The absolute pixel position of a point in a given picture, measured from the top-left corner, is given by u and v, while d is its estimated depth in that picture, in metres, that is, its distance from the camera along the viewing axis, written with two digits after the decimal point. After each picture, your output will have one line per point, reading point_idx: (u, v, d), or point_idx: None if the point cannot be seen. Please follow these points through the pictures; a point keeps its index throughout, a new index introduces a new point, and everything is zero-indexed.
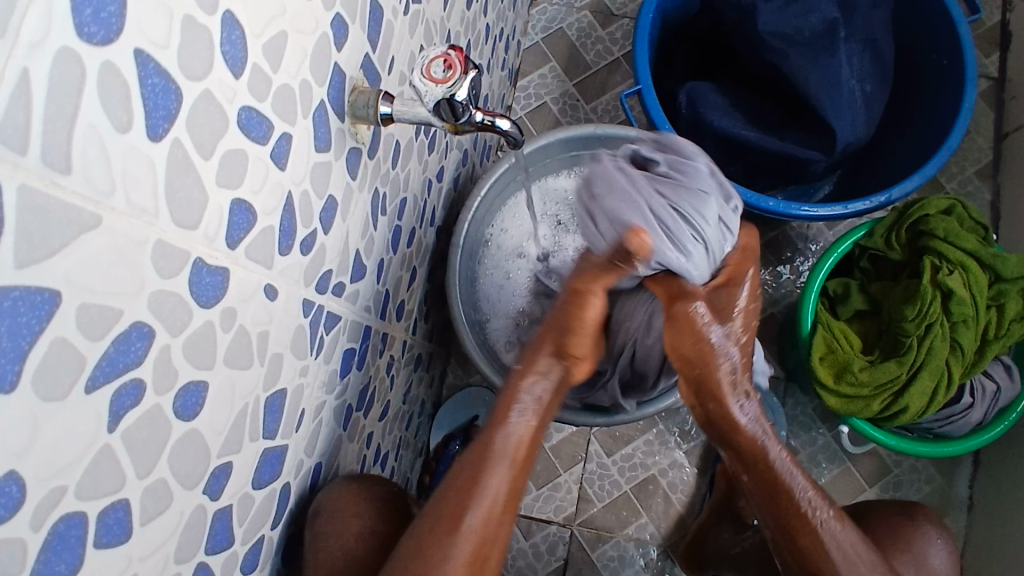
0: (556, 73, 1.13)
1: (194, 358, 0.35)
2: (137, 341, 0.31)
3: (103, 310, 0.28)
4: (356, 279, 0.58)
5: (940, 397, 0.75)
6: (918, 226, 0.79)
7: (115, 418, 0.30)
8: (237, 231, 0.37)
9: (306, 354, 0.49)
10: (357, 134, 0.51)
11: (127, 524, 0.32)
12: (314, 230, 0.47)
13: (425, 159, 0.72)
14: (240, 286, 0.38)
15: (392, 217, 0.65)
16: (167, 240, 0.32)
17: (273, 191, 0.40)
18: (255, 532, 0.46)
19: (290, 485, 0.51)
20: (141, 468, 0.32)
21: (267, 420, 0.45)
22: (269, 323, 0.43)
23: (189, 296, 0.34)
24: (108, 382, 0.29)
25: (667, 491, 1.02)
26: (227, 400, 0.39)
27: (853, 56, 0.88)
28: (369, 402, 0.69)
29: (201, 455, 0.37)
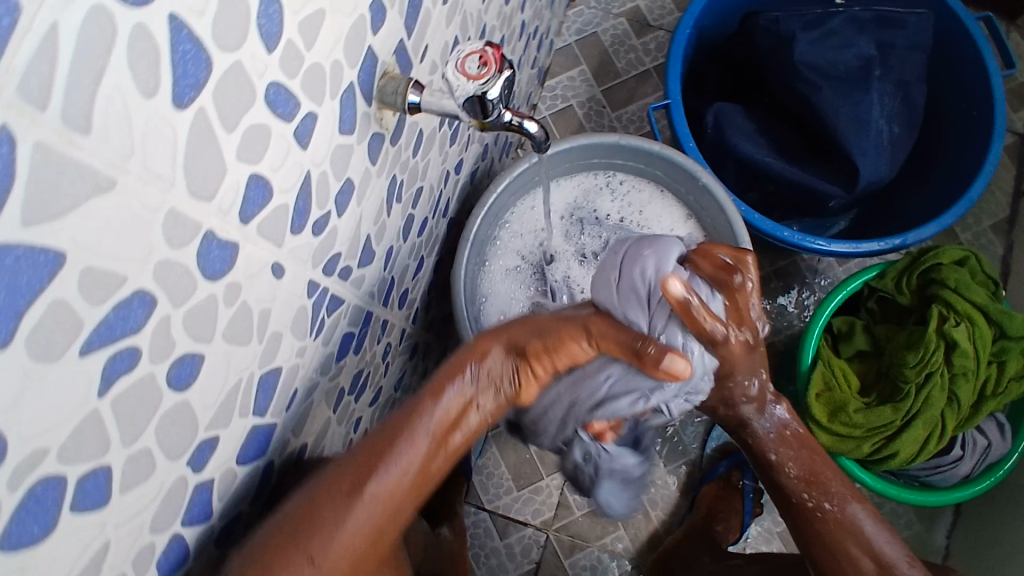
0: (585, 77, 1.12)
1: (193, 331, 0.35)
2: (137, 309, 0.30)
3: (107, 274, 0.28)
4: (364, 264, 0.57)
5: (931, 447, 0.75)
6: (930, 273, 0.79)
7: (107, 384, 0.29)
8: (252, 206, 0.36)
9: (305, 335, 0.49)
10: (382, 120, 0.50)
11: (106, 490, 0.32)
12: (328, 212, 0.46)
13: (445, 150, 0.71)
14: (248, 261, 0.38)
15: (406, 206, 0.64)
16: (181, 210, 0.31)
17: (292, 170, 0.39)
18: (233, 508, 0.46)
19: (274, 464, 0.51)
20: (127, 436, 0.32)
21: (258, 398, 0.44)
22: (272, 301, 0.42)
23: (196, 268, 0.33)
24: (105, 346, 0.29)
25: (646, 507, 1.02)
26: (221, 375, 0.39)
27: (886, 96, 0.87)
28: (362, 387, 0.69)
29: (188, 427, 0.37)
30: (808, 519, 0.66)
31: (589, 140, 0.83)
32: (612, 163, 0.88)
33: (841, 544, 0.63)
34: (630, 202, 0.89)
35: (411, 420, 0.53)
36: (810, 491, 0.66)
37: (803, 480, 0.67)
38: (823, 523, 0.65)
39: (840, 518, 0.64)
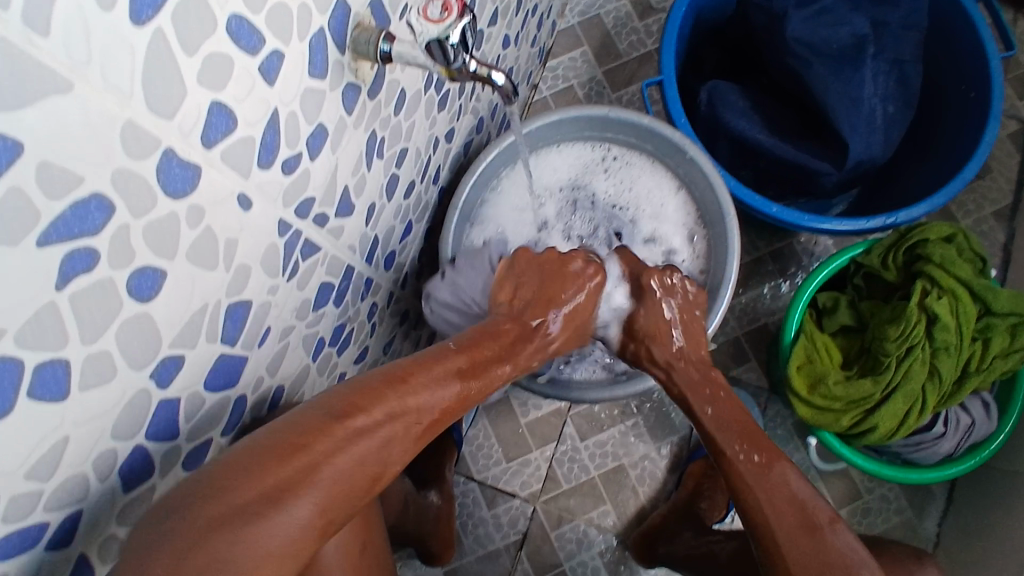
0: (586, 58, 1.13)
1: (154, 244, 0.37)
2: (95, 212, 0.32)
3: (64, 172, 0.30)
4: (342, 215, 0.59)
5: (911, 422, 0.74)
6: (916, 249, 0.78)
7: (65, 279, 0.32)
8: (214, 133, 0.39)
9: (277, 274, 0.51)
10: (358, 71, 0.52)
11: (65, 384, 0.34)
12: (299, 153, 0.48)
13: (432, 115, 0.73)
14: (211, 187, 0.40)
15: (389, 164, 0.66)
16: (139, 123, 0.33)
17: (257, 103, 0.42)
18: (202, 433, 0.48)
19: (246, 398, 0.53)
20: (87, 335, 0.34)
21: (227, 326, 0.47)
22: (239, 232, 0.44)
23: (155, 182, 0.36)
24: (62, 243, 0.31)
25: (633, 483, 1.03)
26: (186, 295, 0.41)
27: (880, 75, 0.87)
28: (345, 342, 0.71)
29: (151, 340, 0.39)
30: (737, 470, 0.63)
31: (580, 112, 0.86)
32: (603, 138, 0.90)
33: (768, 491, 0.60)
34: (622, 177, 0.91)
35: (374, 393, 0.52)
36: (742, 444, 0.64)
37: (738, 434, 0.65)
38: (746, 472, 0.62)
39: (763, 469, 0.62)
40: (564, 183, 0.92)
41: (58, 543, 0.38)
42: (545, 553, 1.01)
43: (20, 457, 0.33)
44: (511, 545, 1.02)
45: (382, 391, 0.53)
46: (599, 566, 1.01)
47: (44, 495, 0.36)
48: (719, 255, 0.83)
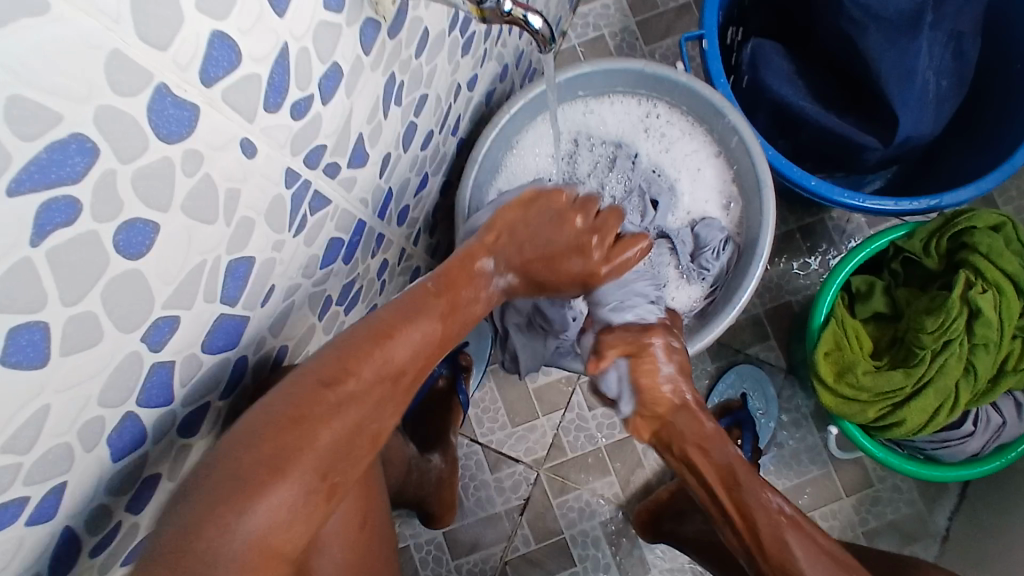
0: (621, 6, 1.06)
1: (146, 194, 0.33)
2: (76, 155, 0.28)
3: (38, 108, 0.26)
4: (354, 167, 0.54)
5: (942, 419, 0.71)
6: (962, 237, 0.73)
7: (41, 233, 0.28)
8: (216, 69, 0.34)
9: (282, 229, 0.47)
10: (378, 6, 0.47)
11: (44, 349, 0.30)
12: (311, 95, 0.43)
13: (456, 60, 0.68)
14: (212, 130, 0.36)
15: (407, 112, 0.61)
16: (127, 52, 0.28)
17: (265, 37, 0.37)
18: (198, 397, 0.45)
19: (247, 360, 0.50)
20: (68, 295, 0.31)
21: (228, 285, 0.43)
22: (242, 182, 0.40)
23: (147, 124, 0.31)
24: (36, 191, 0.27)
25: (640, 456, 1.01)
26: (182, 252, 0.37)
27: (941, 44, 0.80)
28: (353, 300, 0.67)
29: (142, 300, 0.35)
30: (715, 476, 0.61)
31: (617, 65, 0.79)
32: (643, 92, 0.84)
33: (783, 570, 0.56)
34: (661, 137, 0.85)
35: (360, 349, 0.49)
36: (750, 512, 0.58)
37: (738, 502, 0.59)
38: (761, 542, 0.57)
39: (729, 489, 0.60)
40: (601, 138, 0.86)
41: (42, 516, 0.35)
42: (546, 520, 1.00)
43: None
44: (512, 510, 1.01)
45: (352, 353, 0.48)
46: (600, 537, 0.99)
47: (24, 468, 0.32)
48: (752, 226, 0.78)
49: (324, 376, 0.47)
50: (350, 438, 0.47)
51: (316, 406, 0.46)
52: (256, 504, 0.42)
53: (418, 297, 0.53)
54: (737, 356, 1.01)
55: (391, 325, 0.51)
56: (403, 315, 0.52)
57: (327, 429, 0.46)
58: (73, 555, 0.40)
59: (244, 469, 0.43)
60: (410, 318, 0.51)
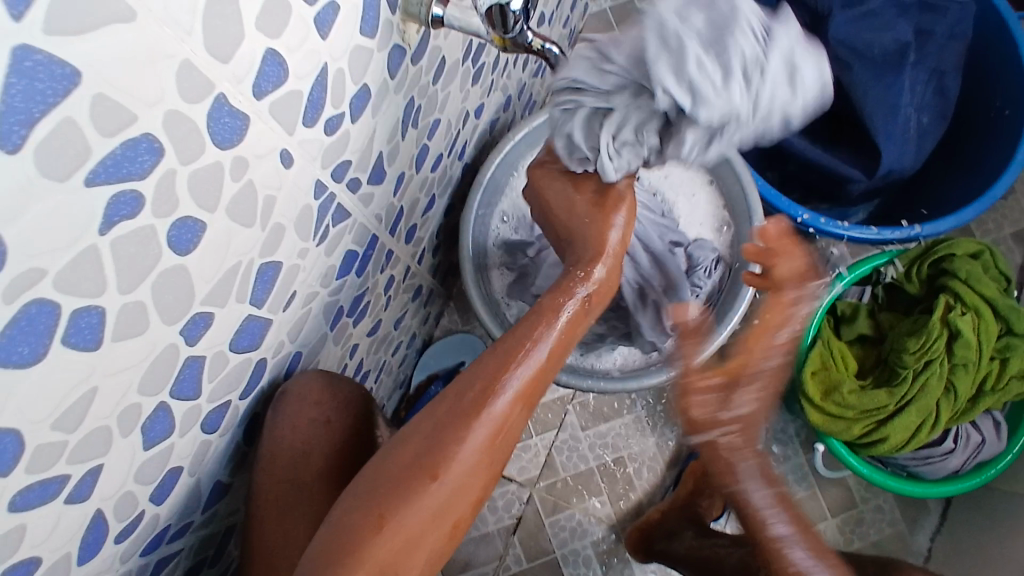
0: None
1: (197, 194, 0.35)
2: (144, 154, 0.31)
3: (118, 107, 0.28)
4: (373, 183, 0.57)
5: (922, 436, 0.74)
6: (942, 264, 0.78)
7: (108, 223, 0.30)
8: (266, 82, 0.37)
9: (308, 237, 0.49)
10: (405, 33, 0.50)
11: (98, 333, 0.32)
12: (342, 112, 0.46)
13: (466, 87, 0.71)
14: (257, 139, 0.38)
15: (422, 134, 0.64)
16: (195, 63, 0.31)
17: (309, 56, 0.40)
18: (222, 395, 0.47)
19: (267, 363, 0.52)
20: (124, 284, 0.33)
21: (257, 288, 0.45)
22: (278, 189, 0.43)
23: (205, 129, 0.34)
24: (109, 183, 0.29)
25: (631, 476, 1.03)
26: (222, 251, 0.39)
27: (917, 86, 0.85)
28: (362, 312, 0.69)
29: (184, 294, 0.38)
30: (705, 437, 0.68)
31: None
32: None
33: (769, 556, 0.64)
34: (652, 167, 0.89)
35: (447, 412, 0.52)
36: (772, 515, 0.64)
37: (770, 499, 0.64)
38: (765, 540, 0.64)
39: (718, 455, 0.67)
40: None
41: (78, 497, 0.37)
42: (537, 539, 1.01)
43: (49, 407, 0.31)
44: (504, 528, 1.01)
45: (438, 416, 0.52)
46: (591, 556, 1.01)
47: (68, 448, 0.34)
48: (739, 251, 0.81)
49: (415, 445, 0.51)
50: (459, 487, 0.51)
51: (399, 482, 0.49)
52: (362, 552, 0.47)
53: (483, 369, 0.54)
54: None
55: (481, 395, 0.53)
56: (479, 384, 0.53)
57: (426, 488, 0.49)
58: (100, 542, 0.41)
59: (345, 537, 0.48)
60: (488, 387, 0.53)
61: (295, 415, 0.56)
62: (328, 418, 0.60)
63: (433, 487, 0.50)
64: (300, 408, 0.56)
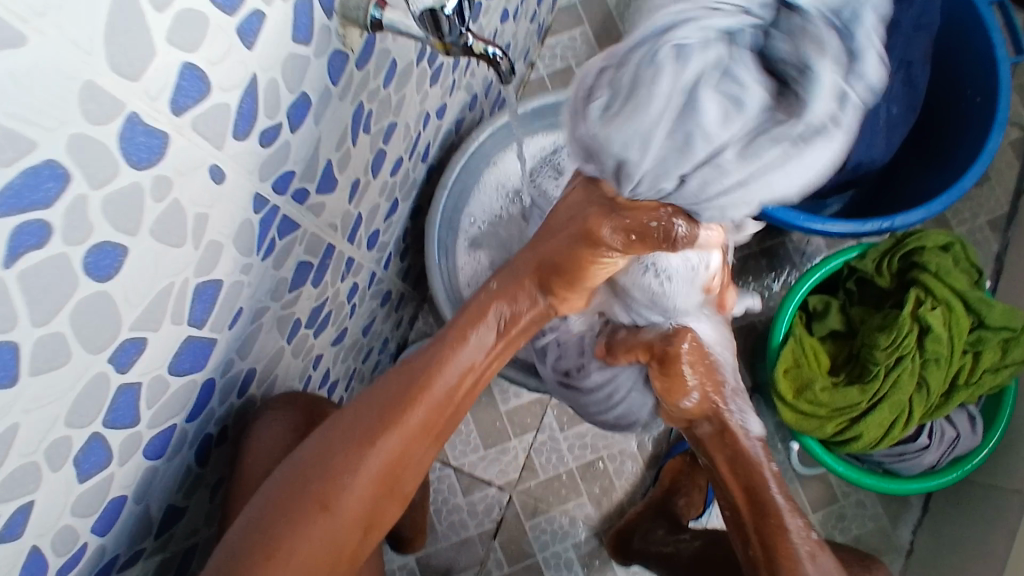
0: (586, 38, 1.09)
1: (114, 218, 0.34)
2: (47, 180, 0.29)
3: (10, 134, 0.27)
4: (323, 192, 0.56)
5: (896, 432, 0.73)
6: (912, 257, 0.77)
7: (12, 256, 0.29)
8: (185, 98, 0.35)
9: (251, 252, 0.48)
10: (346, 38, 0.49)
11: (13, 368, 0.31)
12: (279, 123, 0.45)
13: (424, 89, 0.70)
14: (182, 156, 0.37)
15: (376, 139, 0.63)
16: (100, 84, 0.30)
17: (234, 68, 0.38)
18: (166, 418, 0.45)
19: (215, 382, 0.51)
20: (37, 315, 0.32)
21: (195, 307, 0.44)
22: (211, 206, 0.41)
23: (118, 151, 0.33)
24: (9, 215, 0.28)
25: (611, 477, 1.02)
26: (150, 274, 0.38)
27: (886, 76, 0.84)
28: (322, 322, 0.68)
29: (110, 321, 0.36)
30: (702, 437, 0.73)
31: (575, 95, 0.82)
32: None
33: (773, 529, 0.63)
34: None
35: (385, 411, 0.55)
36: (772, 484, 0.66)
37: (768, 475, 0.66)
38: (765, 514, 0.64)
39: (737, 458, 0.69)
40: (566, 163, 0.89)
41: (9, 535, 0.36)
42: (519, 543, 1.00)
43: None
44: (484, 533, 1.01)
45: (376, 422, 0.54)
46: (573, 558, 1.00)
47: None
48: None
49: (357, 438, 0.53)
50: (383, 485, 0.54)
51: (325, 478, 0.52)
52: (286, 543, 0.50)
53: (437, 345, 0.59)
54: None
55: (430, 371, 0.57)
56: (433, 363, 0.58)
57: (352, 490, 0.52)
58: None
59: (287, 506, 0.51)
60: (440, 360, 0.58)
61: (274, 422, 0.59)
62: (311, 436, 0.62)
63: (360, 490, 0.53)
64: (278, 421, 0.59)
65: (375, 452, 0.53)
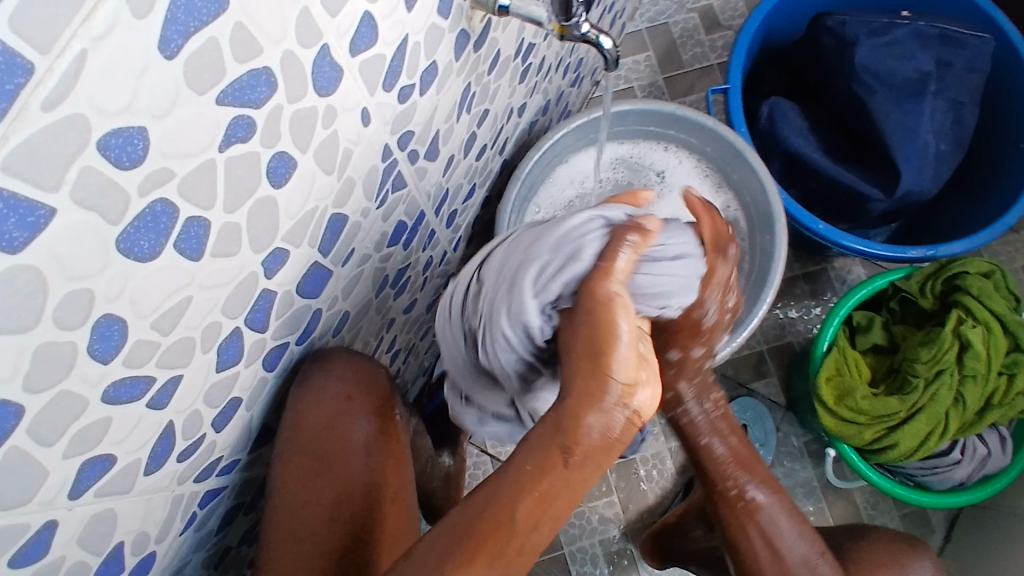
0: (650, 63, 1.16)
1: (294, 133, 0.39)
2: (261, 85, 0.34)
3: (251, 37, 0.32)
4: (428, 158, 0.62)
5: (931, 443, 0.76)
6: (955, 280, 0.81)
7: (226, 143, 0.34)
8: (360, 42, 0.41)
9: (371, 198, 0.53)
10: (471, 19, 0.55)
11: (201, 245, 0.36)
12: (413, 83, 0.51)
13: (514, 84, 0.76)
14: (346, 92, 0.43)
15: (472, 121, 0.69)
16: (312, 12, 0.36)
17: (395, 24, 0.44)
18: (283, 335, 0.50)
19: (321, 314, 0.55)
20: (228, 203, 0.37)
21: (325, 235, 0.49)
22: (355, 144, 0.47)
23: (309, 74, 0.38)
24: (232, 105, 0.33)
25: (642, 480, 1.05)
26: (304, 193, 0.43)
27: (937, 113, 0.89)
28: (402, 287, 0.73)
29: (270, 225, 0.41)
30: (709, 463, 0.66)
31: (644, 105, 0.88)
32: (666, 133, 0.92)
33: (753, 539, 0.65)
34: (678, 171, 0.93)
35: (477, 532, 0.40)
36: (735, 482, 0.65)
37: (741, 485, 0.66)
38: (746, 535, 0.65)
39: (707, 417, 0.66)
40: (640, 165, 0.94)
41: (157, 403, 0.40)
42: (548, 534, 1.03)
43: (151, 304, 0.35)
44: None
45: (477, 540, 0.40)
46: (599, 554, 1.02)
47: (159, 351, 0.37)
48: (763, 257, 0.84)
49: (457, 557, 0.39)
50: None
51: None
52: None
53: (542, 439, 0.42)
54: (738, 389, 1.07)
55: (548, 484, 0.41)
56: (535, 470, 0.41)
57: None
58: (165, 456, 0.44)
59: None
60: (506, 504, 0.40)
61: (319, 393, 0.57)
62: (349, 395, 0.59)
63: None
64: (323, 382, 0.57)
65: None
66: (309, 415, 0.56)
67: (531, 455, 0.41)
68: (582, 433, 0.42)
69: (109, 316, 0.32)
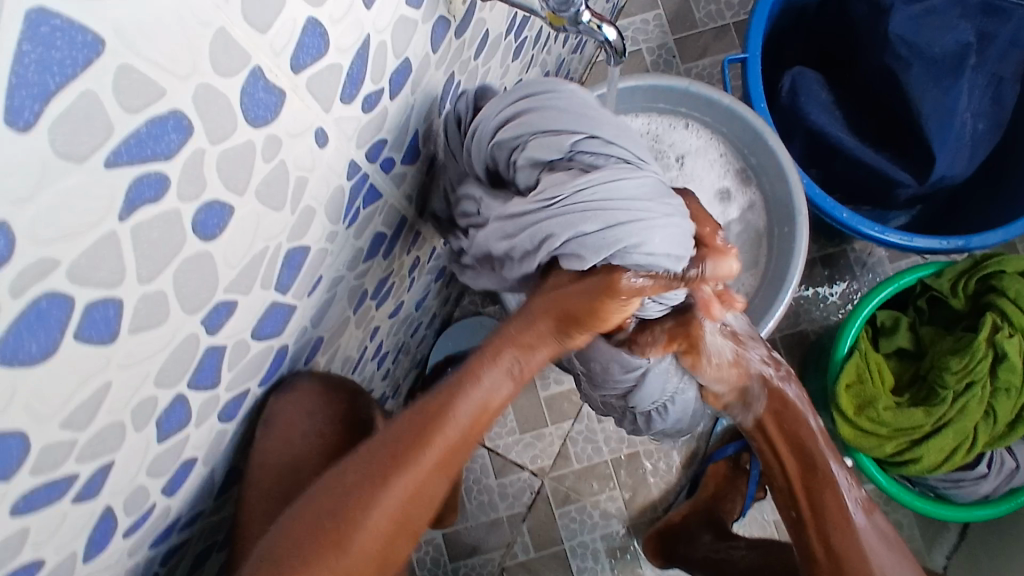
0: (660, 22, 1.06)
1: (226, 177, 0.32)
2: (171, 132, 0.27)
3: (146, 79, 0.25)
4: (406, 163, 0.54)
5: (958, 458, 0.71)
6: (990, 280, 0.75)
7: (130, 208, 0.28)
8: (306, 56, 0.33)
9: (337, 220, 0.46)
10: (451, 5, 0.47)
11: (114, 325, 0.30)
12: (382, 89, 0.43)
13: (506, 63, 0.67)
14: (292, 118, 0.35)
15: (459, 112, 0.61)
16: (231, 33, 0.28)
17: (351, 28, 0.36)
18: (241, 384, 0.44)
19: (287, 350, 0.49)
20: (144, 272, 0.30)
21: (283, 272, 0.42)
22: (311, 171, 0.40)
23: (238, 106, 0.31)
24: (132, 164, 0.26)
25: (646, 473, 1.01)
26: (249, 236, 0.36)
27: (976, 88, 0.80)
28: (385, 295, 0.66)
29: (207, 282, 0.35)
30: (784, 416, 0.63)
31: (654, 81, 0.79)
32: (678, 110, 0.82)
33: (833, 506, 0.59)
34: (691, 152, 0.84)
35: (387, 451, 0.46)
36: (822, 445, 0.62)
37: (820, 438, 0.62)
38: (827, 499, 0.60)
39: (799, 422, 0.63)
40: None
41: (84, 495, 0.34)
42: (547, 530, 1.00)
43: (55, 404, 0.29)
44: (514, 516, 1.00)
45: (388, 456, 0.45)
46: (599, 550, 0.99)
47: (77, 446, 0.32)
48: (781, 251, 0.77)
49: (379, 469, 0.45)
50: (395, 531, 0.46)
51: (335, 523, 0.44)
52: None
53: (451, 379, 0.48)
54: None
55: (444, 406, 0.47)
56: (441, 403, 0.47)
57: (367, 530, 0.44)
58: (107, 537, 0.39)
59: (300, 546, 0.44)
60: (450, 397, 0.47)
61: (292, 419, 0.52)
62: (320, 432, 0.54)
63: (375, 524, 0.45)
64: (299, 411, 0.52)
65: (388, 494, 0.45)
66: (279, 441, 0.51)
67: (415, 411, 0.47)
68: (531, 344, 0.50)
69: (2, 432, 0.27)
